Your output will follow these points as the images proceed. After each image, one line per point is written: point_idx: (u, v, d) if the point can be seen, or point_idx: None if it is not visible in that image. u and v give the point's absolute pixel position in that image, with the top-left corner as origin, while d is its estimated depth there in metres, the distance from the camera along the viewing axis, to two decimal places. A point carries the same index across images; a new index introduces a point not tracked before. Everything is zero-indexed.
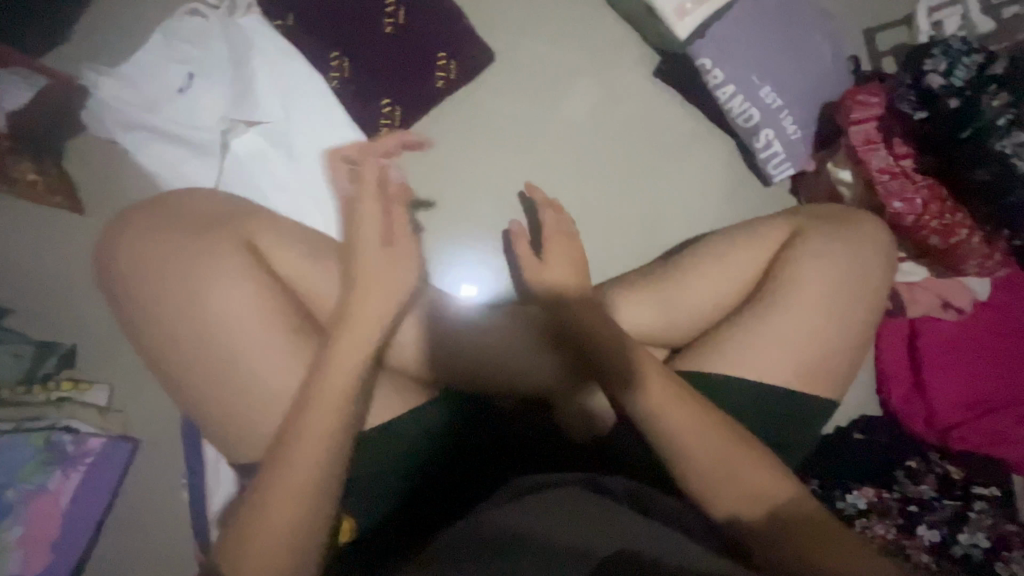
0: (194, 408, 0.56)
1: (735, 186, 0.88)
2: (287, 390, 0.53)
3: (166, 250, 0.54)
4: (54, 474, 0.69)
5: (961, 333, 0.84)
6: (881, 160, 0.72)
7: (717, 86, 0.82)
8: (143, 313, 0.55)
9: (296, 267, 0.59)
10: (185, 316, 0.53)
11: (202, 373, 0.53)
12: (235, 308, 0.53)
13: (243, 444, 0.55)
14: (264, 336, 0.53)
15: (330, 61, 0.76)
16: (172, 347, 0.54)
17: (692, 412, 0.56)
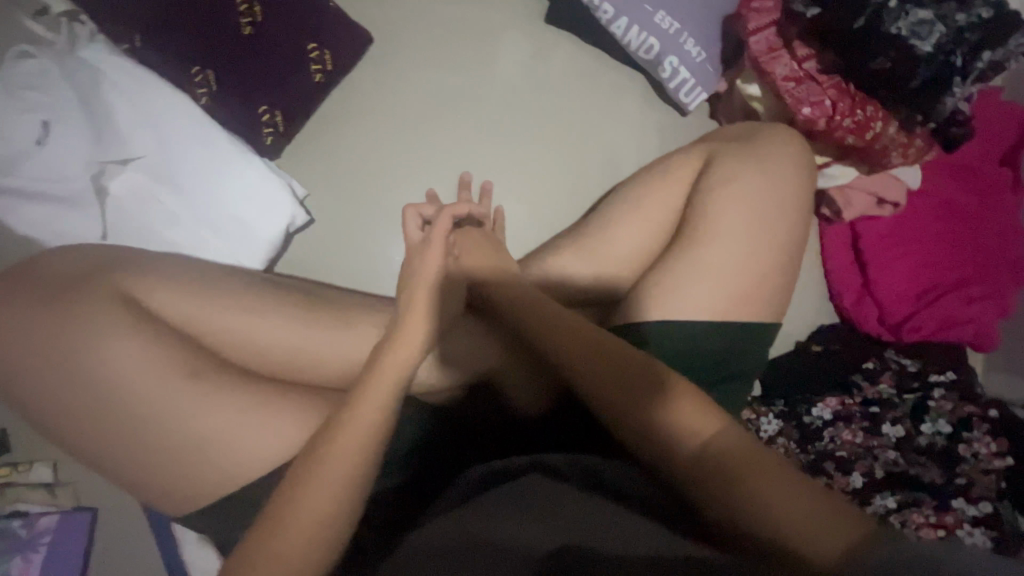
0: (116, 476, 0.53)
1: (651, 122, 0.85)
2: (203, 438, 0.51)
3: (48, 324, 0.52)
4: (15, 561, 0.68)
5: (899, 226, 0.83)
6: (784, 68, 0.68)
7: (610, 21, 0.77)
8: (38, 391, 0.52)
9: (192, 306, 0.57)
10: (80, 388, 0.51)
11: (111, 443, 0.51)
12: (132, 365, 0.51)
13: (173, 501, 0.53)
14: (167, 388, 0.51)
15: (193, 77, 0.70)
16: (76, 423, 0.51)
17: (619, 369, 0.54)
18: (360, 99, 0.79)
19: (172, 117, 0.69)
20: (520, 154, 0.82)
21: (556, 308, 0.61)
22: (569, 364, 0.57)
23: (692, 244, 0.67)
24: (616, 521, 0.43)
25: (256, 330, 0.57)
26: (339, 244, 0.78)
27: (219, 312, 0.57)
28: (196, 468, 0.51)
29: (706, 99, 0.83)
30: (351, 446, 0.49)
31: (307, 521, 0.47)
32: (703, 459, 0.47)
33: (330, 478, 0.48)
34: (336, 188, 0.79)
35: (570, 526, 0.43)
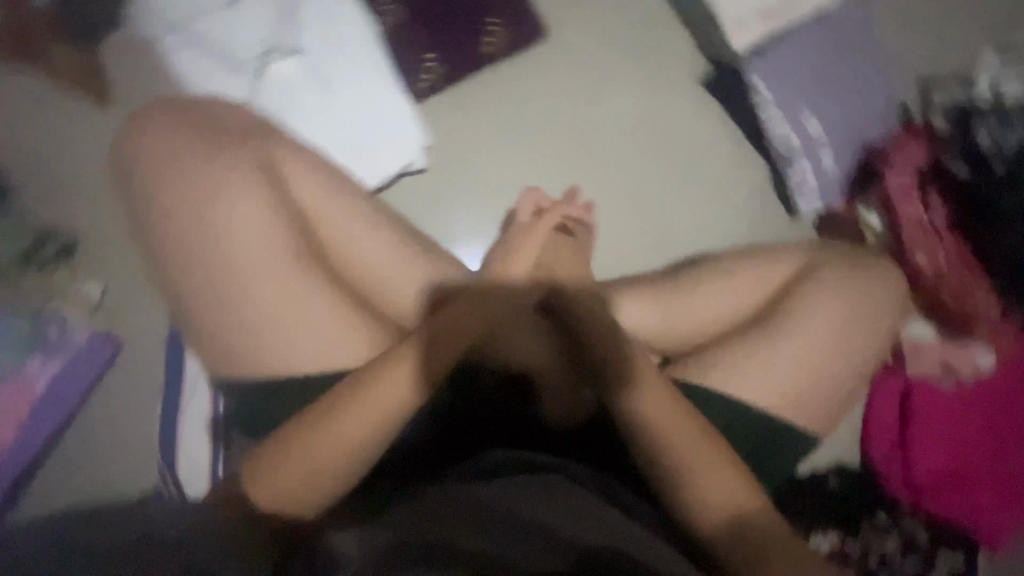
0: (188, 315, 0.57)
1: (761, 211, 0.87)
2: (280, 313, 0.54)
3: (193, 161, 0.56)
4: (34, 360, 0.69)
5: (957, 402, 0.82)
6: (914, 211, 0.71)
7: (762, 107, 0.81)
8: (160, 211, 0.56)
9: (309, 196, 0.59)
10: (198, 226, 0.54)
11: (202, 284, 0.55)
12: (252, 223, 0.54)
13: (225, 359, 0.55)
14: (274, 255, 0.54)
15: (381, 6, 0.76)
16: (179, 255, 0.55)
17: (672, 414, 0.54)
18: (511, 82, 0.82)
19: (350, 31, 0.74)
20: (629, 189, 0.85)
21: (624, 340, 0.62)
22: (621, 393, 0.57)
23: (766, 334, 0.68)
24: (648, 542, 0.44)
25: (354, 244, 0.59)
26: (436, 201, 0.81)
27: (329, 212, 0.59)
28: (259, 339, 0.53)
29: (820, 212, 0.84)
30: (419, 375, 0.52)
31: (356, 431, 0.48)
32: (733, 532, 0.49)
33: (391, 399, 0.50)
34: (455, 152, 0.81)
35: (614, 534, 0.43)
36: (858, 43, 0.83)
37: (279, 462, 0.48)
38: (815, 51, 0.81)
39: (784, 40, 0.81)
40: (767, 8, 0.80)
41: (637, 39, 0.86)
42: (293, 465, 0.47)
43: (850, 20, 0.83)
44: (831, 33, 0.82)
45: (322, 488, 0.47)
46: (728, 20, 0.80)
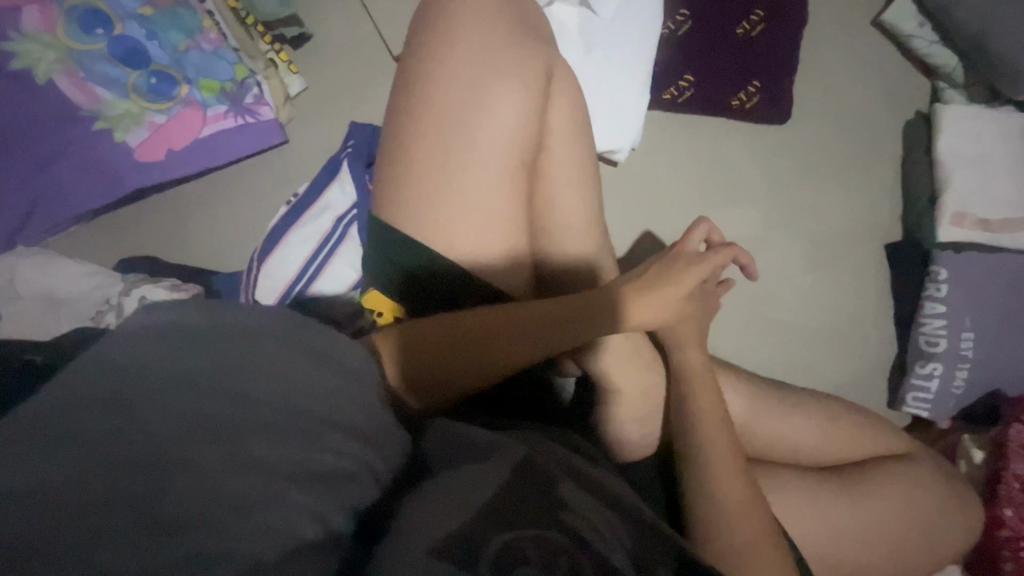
0: (393, 151, 0.60)
1: (869, 384, 0.87)
2: (479, 201, 0.57)
3: (479, 28, 0.58)
4: (220, 106, 0.73)
5: None
6: (1022, 468, 0.69)
7: (931, 297, 0.82)
8: (431, 54, 0.58)
9: (555, 121, 0.60)
10: (454, 86, 0.57)
11: (427, 136, 0.57)
12: (501, 113, 0.56)
13: (402, 205, 0.58)
14: (501, 152, 0.57)
15: (676, 16, 0.80)
16: (421, 99, 0.58)
17: (740, 497, 0.57)
18: (733, 141, 0.84)
19: (640, 20, 0.78)
20: (768, 291, 0.86)
21: (720, 413, 0.62)
22: (700, 457, 0.60)
23: (841, 491, 0.65)
24: None
25: (559, 184, 0.61)
26: (610, 195, 0.83)
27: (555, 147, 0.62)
28: (445, 208, 0.57)
29: (921, 417, 0.84)
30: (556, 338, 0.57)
31: (491, 355, 0.54)
32: None
33: (525, 344, 0.56)
34: (650, 166, 0.84)
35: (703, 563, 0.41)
36: None
37: (422, 346, 0.54)
38: (1006, 281, 0.81)
39: (984, 256, 0.82)
40: (988, 220, 0.81)
41: (855, 175, 0.88)
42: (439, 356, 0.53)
43: None
44: None
45: (443, 384, 0.54)
46: (948, 209, 0.82)
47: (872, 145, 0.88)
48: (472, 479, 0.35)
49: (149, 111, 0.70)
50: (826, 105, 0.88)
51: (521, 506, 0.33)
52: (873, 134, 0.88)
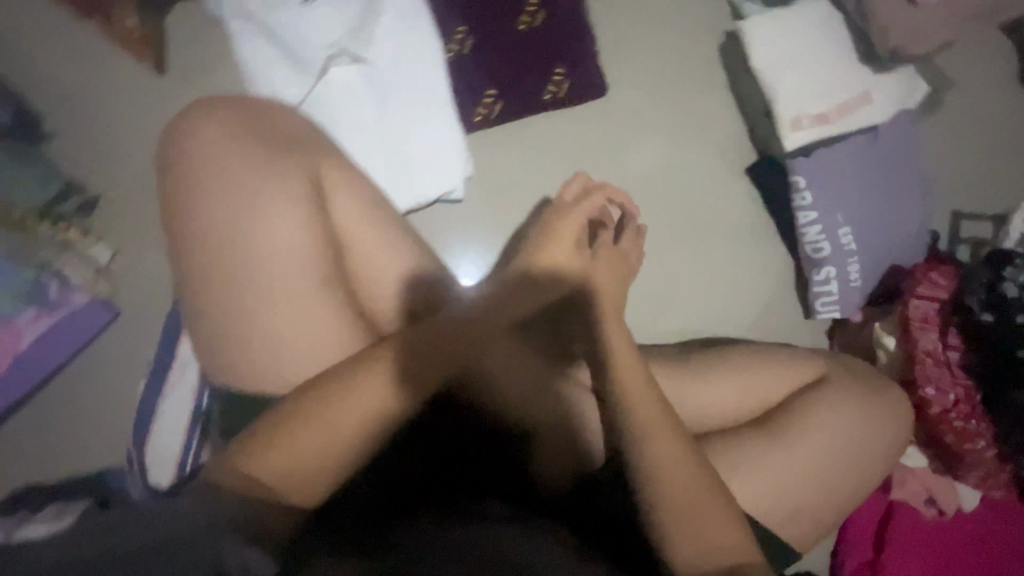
0: (199, 310, 0.55)
1: (778, 304, 0.89)
2: (304, 330, 0.54)
3: (228, 158, 0.54)
4: (29, 313, 0.67)
5: (937, 534, 0.82)
6: (929, 343, 0.71)
7: (802, 207, 0.82)
8: (189, 203, 0.54)
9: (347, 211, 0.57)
10: (229, 227, 0.53)
11: (224, 289, 0.53)
12: (282, 234, 0.53)
13: (233, 362, 0.54)
14: (301, 266, 0.54)
15: (454, 35, 0.76)
16: (201, 250, 0.53)
17: (677, 457, 0.56)
18: (564, 132, 0.83)
19: (419, 55, 0.73)
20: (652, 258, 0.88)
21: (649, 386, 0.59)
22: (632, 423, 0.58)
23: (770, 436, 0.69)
24: None
25: (384, 270, 0.58)
26: (467, 230, 0.81)
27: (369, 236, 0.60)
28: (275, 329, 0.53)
29: (835, 318, 0.86)
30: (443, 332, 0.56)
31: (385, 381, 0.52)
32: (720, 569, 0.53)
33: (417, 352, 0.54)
34: (494, 188, 0.81)
35: None
36: (904, 164, 0.85)
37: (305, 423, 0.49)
38: (862, 165, 0.82)
39: (835, 150, 0.82)
40: (823, 115, 0.82)
41: (692, 117, 0.87)
42: (317, 436, 0.49)
43: (901, 140, 0.85)
44: (882, 149, 0.84)
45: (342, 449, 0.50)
46: (785, 117, 0.82)
47: (696, 81, 0.87)
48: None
49: None
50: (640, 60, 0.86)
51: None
52: (694, 69, 0.87)
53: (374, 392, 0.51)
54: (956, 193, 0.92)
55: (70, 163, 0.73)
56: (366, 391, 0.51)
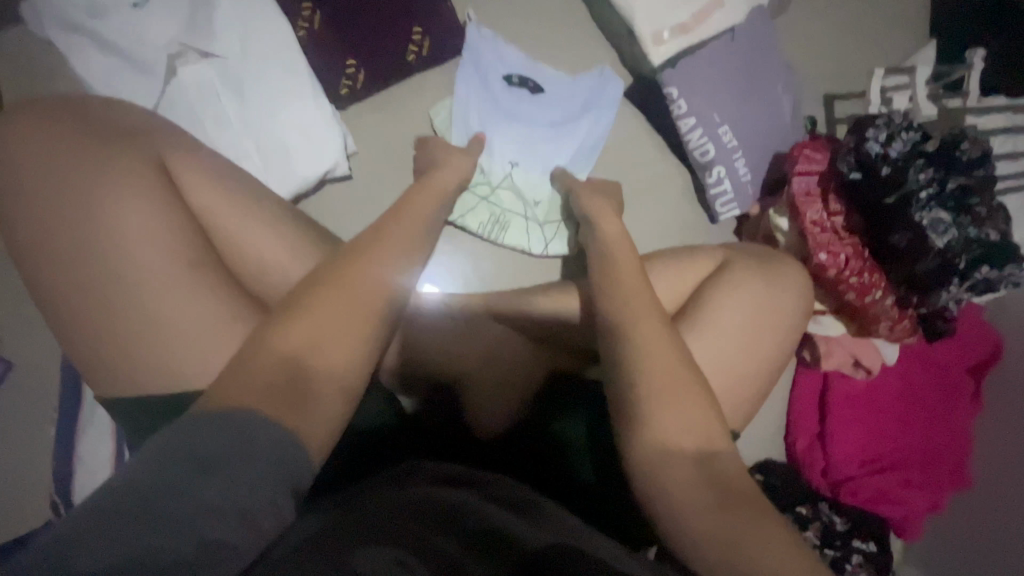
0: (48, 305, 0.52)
1: (682, 217, 0.91)
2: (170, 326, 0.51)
3: (42, 149, 0.52)
4: None
5: (869, 393, 0.88)
6: (815, 212, 0.75)
7: (680, 116, 0.84)
8: (23, 215, 0.51)
9: (208, 198, 0.57)
10: (91, 249, 0.50)
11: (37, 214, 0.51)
12: (131, 222, 0.51)
13: (106, 383, 0.52)
14: (150, 258, 0.51)
15: (302, 10, 0.75)
16: (38, 209, 0.51)
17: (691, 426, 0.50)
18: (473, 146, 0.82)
19: (271, 41, 0.72)
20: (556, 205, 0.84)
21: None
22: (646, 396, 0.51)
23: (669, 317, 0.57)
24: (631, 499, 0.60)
25: (252, 253, 0.59)
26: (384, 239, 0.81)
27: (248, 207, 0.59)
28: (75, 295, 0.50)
29: (736, 215, 0.89)
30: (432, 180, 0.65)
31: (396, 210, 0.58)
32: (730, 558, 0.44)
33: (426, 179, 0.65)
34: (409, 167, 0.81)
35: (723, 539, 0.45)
36: (766, 59, 0.89)
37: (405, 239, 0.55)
38: (726, 66, 0.86)
39: (700, 54, 0.85)
40: (678, 25, 0.85)
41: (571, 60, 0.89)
42: (306, 327, 0.44)
43: (759, 37, 0.88)
44: (742, 49, 0.87)
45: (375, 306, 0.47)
46: (645, 33, 0.84)
47: (557, 23, 0.89)
48: (365, 551, 0.34)
49: None
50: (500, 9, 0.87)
51: (436, 560, 0.35)
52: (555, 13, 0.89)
53: (341, 341, 0.44)
54: (823, 77, 0.95)
55: None
56: (336, 357, 0.44)
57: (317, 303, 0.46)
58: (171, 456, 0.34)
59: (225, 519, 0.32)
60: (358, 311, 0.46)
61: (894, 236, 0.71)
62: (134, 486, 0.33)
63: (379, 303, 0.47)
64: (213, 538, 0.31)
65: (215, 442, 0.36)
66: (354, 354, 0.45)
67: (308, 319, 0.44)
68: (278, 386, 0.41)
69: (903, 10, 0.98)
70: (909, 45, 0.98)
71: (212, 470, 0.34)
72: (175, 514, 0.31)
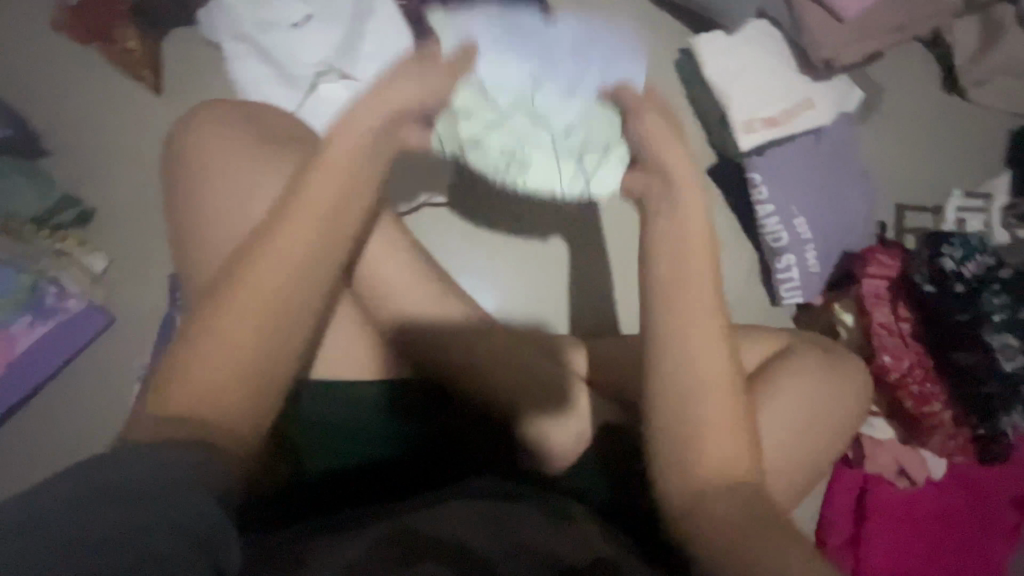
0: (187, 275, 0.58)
1: (745, 294, 0.94)
2: None
3: (212, 142, 0.59)
4: (23, 319, 0.69)
5: (907, 505, 0.87)
6: (883, 316, 0.78)
7: (760, 201, 0.89)
8: (188, 194, 0.58)
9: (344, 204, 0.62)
10: (236, 235, 0.55)
11: (199, 197, 0.57)
12: (277, 215, 0.56)
13: None
14: None
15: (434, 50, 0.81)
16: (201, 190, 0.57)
17: (710, 484, 0.47)
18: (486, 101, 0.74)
19: None
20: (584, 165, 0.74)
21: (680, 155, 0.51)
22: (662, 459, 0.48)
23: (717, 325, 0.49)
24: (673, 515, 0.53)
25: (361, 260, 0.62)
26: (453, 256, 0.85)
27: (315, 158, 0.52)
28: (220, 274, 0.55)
29: (799, 304, 0.91)
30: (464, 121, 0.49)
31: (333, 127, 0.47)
32: None
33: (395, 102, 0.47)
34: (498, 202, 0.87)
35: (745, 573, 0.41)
36: (848, 163, 0.93)
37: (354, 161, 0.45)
38: (810, 164, 0.91)
39: (788, 148, 0.90)
40: (771, 118, 0.90)
41: None
42: (243, 329, 0.42)
43: (843, 141, 0.93)
44: (826, 150, 0.92)
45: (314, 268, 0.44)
46: (738, 121, 0.90)
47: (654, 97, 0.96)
48: None
49: None
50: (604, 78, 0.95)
51: None
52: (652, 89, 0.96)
53: (218, 371, 0.41)
54: (897, 187, 0.99)
55: (60, 175, 0.76)
56: (227, 397, 0.41)
57: (219, 319, 0.42)
58: (115, 491, 0.33)
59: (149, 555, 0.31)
60: (239, 334, 0.42)
61: (962, 354, 0.73)
62: (66, 515, 0.31)
63: (289, 293, 0.43)
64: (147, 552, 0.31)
65: (165, 476, 0.36)
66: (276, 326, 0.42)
67: (206, 344, 0.42)
68: (176, 437, 0.39)
69: (987, 137, 1.01)
70: (990, 171, 1.01)
71: (151, 500, 0.33)
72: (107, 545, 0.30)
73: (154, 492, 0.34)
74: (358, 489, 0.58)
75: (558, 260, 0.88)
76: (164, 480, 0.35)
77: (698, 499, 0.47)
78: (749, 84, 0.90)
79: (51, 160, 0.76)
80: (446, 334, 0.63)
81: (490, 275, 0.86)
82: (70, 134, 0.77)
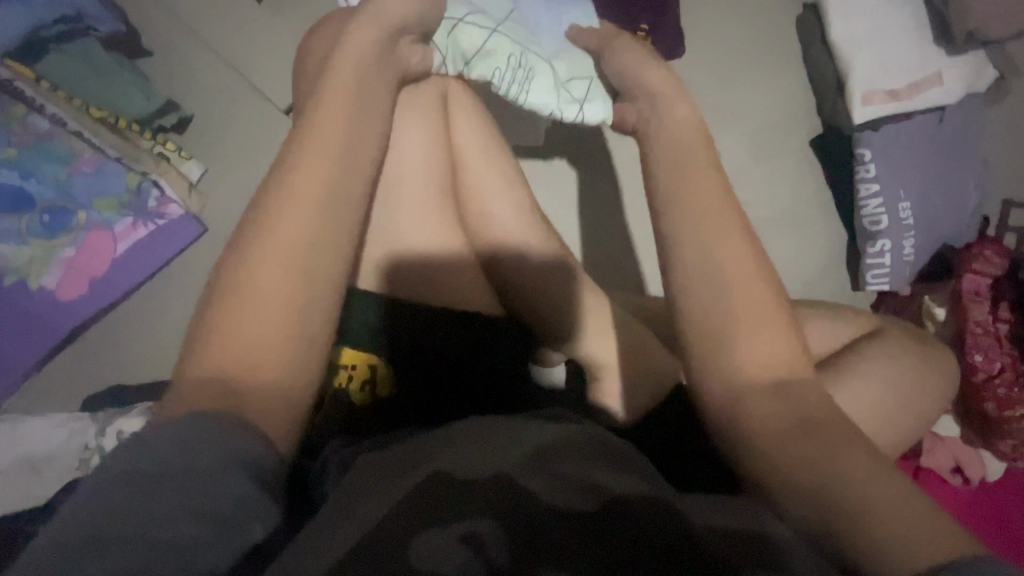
0: None
1: (827, 275, 0.91)
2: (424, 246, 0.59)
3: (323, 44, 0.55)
4: (125, 220, 0.70)
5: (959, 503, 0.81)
6: (980, 314, 0.76)
7: (865, 180, 0.84)
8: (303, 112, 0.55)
9: (474, 139, 0.61)
10: None
11: None
12: (415, 138, 0.59)
13: None
14: (420, 182, 0.59)
15: None
16: None
17: (828, 467, 0.35)
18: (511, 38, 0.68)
19: None
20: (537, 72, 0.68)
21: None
22: (746, 443, 0.38)
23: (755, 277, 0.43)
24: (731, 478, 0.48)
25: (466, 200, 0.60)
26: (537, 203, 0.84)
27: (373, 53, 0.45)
28: None
29: (884, 292, 0.88)
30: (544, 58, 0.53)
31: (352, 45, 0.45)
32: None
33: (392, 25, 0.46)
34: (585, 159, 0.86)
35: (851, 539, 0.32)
36: (966, 149, 0.87)
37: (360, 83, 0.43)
38: (925, 145, 0.85)
39: (903, 126, 0.84)
40: (894, 91, 0.83)
41: (760, 99, 0.92)
42: (276, 252, 0.36)
43: (965, 124, 0.87)
44: (945, 133, 0.86)
45: (348, 179, 0.39)
46: (856, 90, 0.84)
47: (756, 62, 0.92)
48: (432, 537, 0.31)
49: (53, 249, 0.68)
50: (705, 40, 0.92)
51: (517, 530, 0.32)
52: (756, 53, 0.92)
53: (245, 343, 0.34)
54: (1009, 181, 0.92)
55: (161, 78, 0.75)
56: (258, 355, 0.34)
57: (252, 261, 0.36)
58: (143, 471, 0.28)
59: (185, 538, 0.27)
60: (267, 290, 0.35)
61: None
62: (100, 505, 0.27)
63: (320, 202, 0.37)
64: (172, 541, 0.26)
65: (185, 448, 0.30)
66: (318, 223, 0.37)
67: (260, 265, 0.35)
68: (210, 391, 0.33)
69: None
70: None
71: (177, 476, 0.29)
72: (142, 539, 0.26)
73: (178, 461, 0.29)
74: (402, 416, 0.55)
75: (641, 224, 0.85)
76: (187, 451, 0.29)
77: (805, 466, 0.35)
78: (879, 45, 0.84)
79: (151, 62, 0.75)
80: (465, 268, 0.60)
81: (570, 230, 0.84)
82: (171, 37, 0.76)
